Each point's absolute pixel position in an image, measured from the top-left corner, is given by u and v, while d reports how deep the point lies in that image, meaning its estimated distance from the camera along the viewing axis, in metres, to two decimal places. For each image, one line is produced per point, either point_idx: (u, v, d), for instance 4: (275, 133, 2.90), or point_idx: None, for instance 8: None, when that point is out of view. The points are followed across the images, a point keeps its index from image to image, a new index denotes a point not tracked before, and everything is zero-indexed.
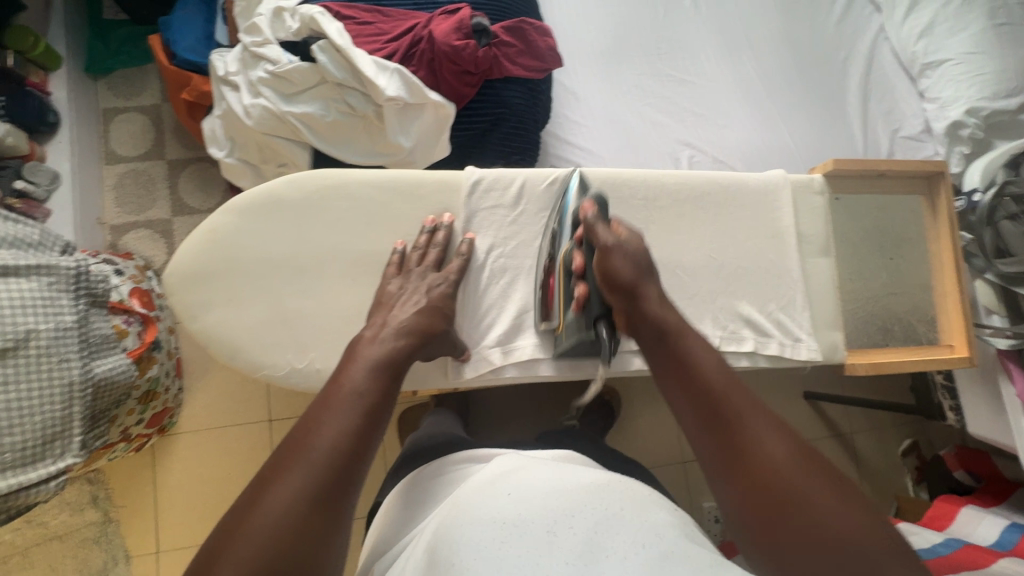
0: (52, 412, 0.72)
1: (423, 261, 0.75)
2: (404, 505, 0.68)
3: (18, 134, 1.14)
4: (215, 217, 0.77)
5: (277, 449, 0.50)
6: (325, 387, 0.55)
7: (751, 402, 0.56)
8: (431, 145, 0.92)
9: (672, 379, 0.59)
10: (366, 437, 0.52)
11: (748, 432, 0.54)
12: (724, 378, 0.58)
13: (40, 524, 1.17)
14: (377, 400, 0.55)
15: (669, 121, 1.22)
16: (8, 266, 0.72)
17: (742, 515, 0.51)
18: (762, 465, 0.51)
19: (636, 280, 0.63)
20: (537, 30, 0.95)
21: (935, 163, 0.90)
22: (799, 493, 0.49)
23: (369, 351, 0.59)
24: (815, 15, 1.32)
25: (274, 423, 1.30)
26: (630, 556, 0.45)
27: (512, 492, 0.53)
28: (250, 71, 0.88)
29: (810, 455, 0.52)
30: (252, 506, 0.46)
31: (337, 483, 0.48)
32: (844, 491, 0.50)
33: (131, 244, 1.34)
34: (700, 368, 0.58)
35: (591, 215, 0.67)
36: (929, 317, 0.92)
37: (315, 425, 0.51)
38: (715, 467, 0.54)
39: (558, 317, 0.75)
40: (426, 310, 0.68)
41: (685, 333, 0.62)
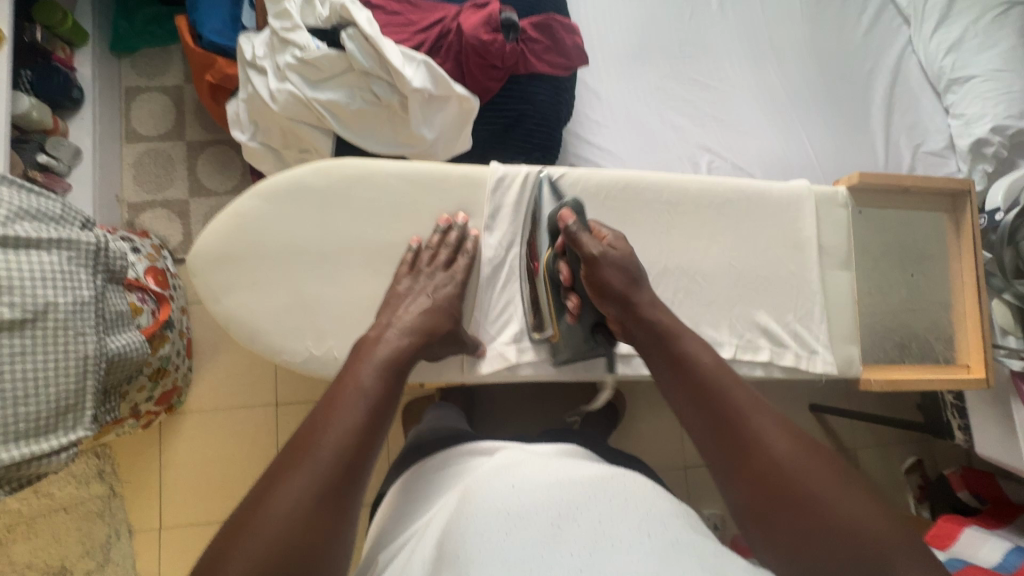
0: (66, 385, 0.73)
1: (434, 260, 0.76)
2: (408, 496, 0.69)
3: (42, 108, 1.15)
4: (241, 201, 0.77)
5: (282, 449, 0.51)
6: (331, 388, 0.56)
7: (749, 395, 0.58)
8: (453, 138, 0.92)
9: (674, 376, 0.62)
10: (372, 431, 0.53)
11: (752, 432, 0.54)
12: (723, 373, 0.60)
13: (46, 495, 1.20)
14: (382, 399, 0.55)
15: (691, 125, 1.21)
16: (30, 239, 0.72)
17: (753, 516, 0.51)
18: (769, 464, 0.52)
19: (629, 290, 0.70)
20: (565, 27, 0.95)
21: (962, 180, 0.89)
22: (808, 488, 0.50)
23: (376, 351, 0.60)
24: (842, 25, 1.30)
25: (281, 407, 1.31)
26: (637, 544, 0.44)
27: (516, 483, 0.54)
28: (277, 56, 0.88)
29: (817, 449, 0.53)
30: (263, 500, 0.47)
31: (345, 475, 0.49)
32: (853, 482, 0.51)
33: (148, 223, 1.35)
34: (700, 363, 0.61)
35: (573, 226, 0.72)
36: (947, 336, 0.92)
37: (321, 423, 0.52)
38: (723, 471, 0.54)
39: (551, 327, 0.77)
40: (431, 310, 0.69)
41: (686, 342, 0.64)
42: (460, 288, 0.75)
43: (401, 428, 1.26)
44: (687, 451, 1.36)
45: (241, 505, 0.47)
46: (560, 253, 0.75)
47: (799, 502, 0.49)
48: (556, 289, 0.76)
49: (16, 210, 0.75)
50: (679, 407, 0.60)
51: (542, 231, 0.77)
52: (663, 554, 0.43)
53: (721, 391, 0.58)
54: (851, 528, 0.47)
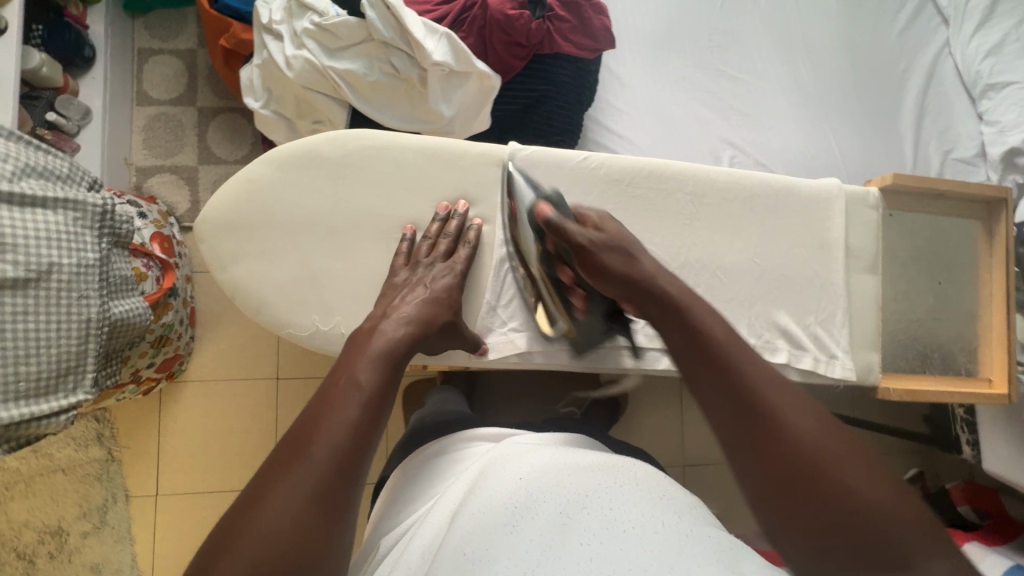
0: (67, 346, 0.72)
1: (434, 251, 0.74)
2: (411, 479, 0.68)
3: (53, 65, 1.13)
4: (252, 167, 0.75)
5: (276, 447, 0.48)
6: (324, 384, 0.53)
7: (773, 376, 0.51)
8: (471, 117, 0.89)
9: (689, 352, 0.54)
10: (370, 429, 0.50)
11: (778, 420, 0.48)
12: (745, 350, 0.53)
13: (45, 456, 1.19)
14: (377, 394, 0.53)
15: (714, 117, 1.17)
16: (35, 196, 0.71)
17: (781, 514, 0.46)
18: (800, 457, 0.46)
19: (628, 268, 0.63)
20: (593, 8, 0.91)
21: (999, 188, 0.87)
22: (837, 480, 0.45)
23: (373, 344, 0.57)
24: (878, 22, 1.26)
25: (282, 381, 1.30)
26: (650, 531, 0.42)
27: (523, 475, 0.52)
28: (295, 21, 0.85)
29: (846, 434, 0.47)
30: (257, 501, 0.45)
31: (342, 476, 0.47)
32: (881, 469, 0.46)
33: (156, 188, 1.33)
34: (719, 341, 0.53)
35: (555, 218, 0.67)
36: (969, 348, 0.90)
37: (314, 423, 0.49)
38: (743, 463, 0.48)
39: (563, 323, 0.75)
40: (429, 301, 0.67)
41: (699, 315, 0.57)
42: (460, 279, 0.73)
43: (402, 409, 1.25)
44: (688, 449, 1.35)
45: (237, 500, 0.46)
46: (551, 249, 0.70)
47: (829, 499, 0.44)
48: (553, 282, 0.72)
49: (23, 166, 0.73)
50: (695, 388, 0.53)
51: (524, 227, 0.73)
52: (678, 541, 0.41)
53: (740, 371, 0.51)
54: (885, 528, 0.43)
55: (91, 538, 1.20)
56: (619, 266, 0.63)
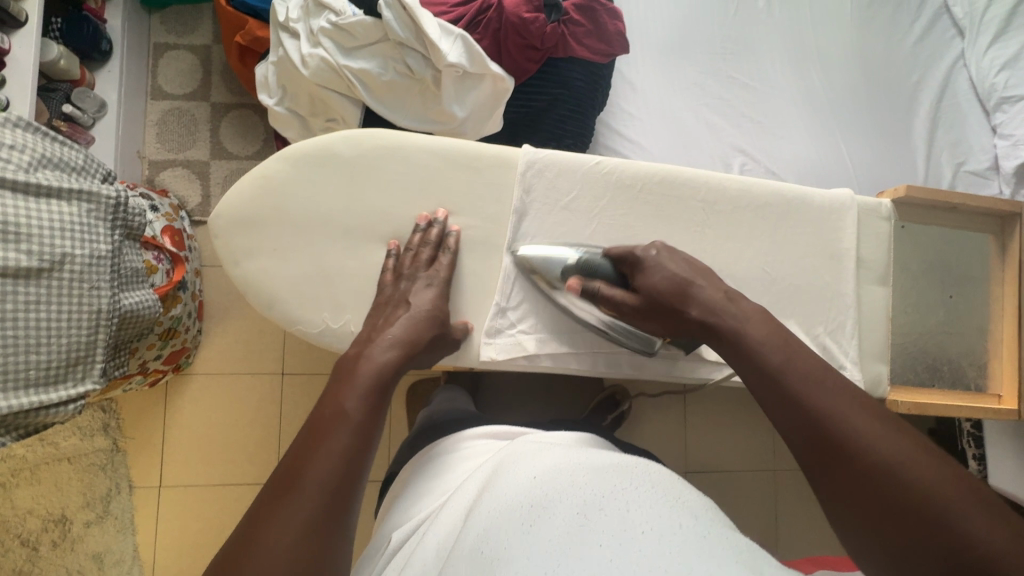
0: (77, 336, 0.73)
1: (416, 261, 0.73)
2: (426, 476, 0.68)
3: (70, 58, 1.14)
4: (268, 164, 0.75)
5: (267, 484, 0.49)
6: (311, 417, 0.53)
7: (830, 384, 0.55)
8: (484, 118, 0.89)
9: (748, 367, 0.60)
10: (359, 458, 0.51)
11: (836, 414, 0.52)
12: (800, 360, 0.58)
13: (50, 444, 1.20)
14: (367, 421, 0.53)
15: (726, 124, 1.17)
16: (51, 187, 0.72)
17: (846, 500, 0.50)
18: (857, 445, 0.50)
19: (684, 290, 0.68)
20: (608, 13, 0.91)
21: (1013, 203, 0.87)
22: (894, 464, 0.48)
23: (360, 370, 0.58)
24: (892, 33, 1.25)
25: (287, 376, 1.30)
26: (667, 533, 0.42)
27: (537, 474, 0.52)
28: (312, 20, 0.85)
29: (902, 428, 0.51)
30: (256, 534, 0.45)
31: (336, 508, 0.48)
32: (937, 457, 0.49)
33: (167, 181, 1.34)
34: (774, 355, 0.59)
35: (589, 285, 0.73)
36: (980, 362, 0.89)
37: (303, 461, 0.49)
38: (806, 455, 0.53)
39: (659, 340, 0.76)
40: (413, 319, 0.67)
41: (751, 331, 0.62)
42: (442, 288, 0.73)
43: (406, 408, 1.25)
44: (691, 456, 1.34)
45: (234, 535, 0.46)
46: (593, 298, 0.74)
47: (886, 480, 0.48)
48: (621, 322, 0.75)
49: (39, 157, 0.74)
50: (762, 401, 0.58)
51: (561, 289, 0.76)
52: (696, 541, 0.42)
53: (795, 369, 0.57)
54: (945, 507, 0.45)
55: (94, 527, 1.21)
56: (669, 308, 0.69)
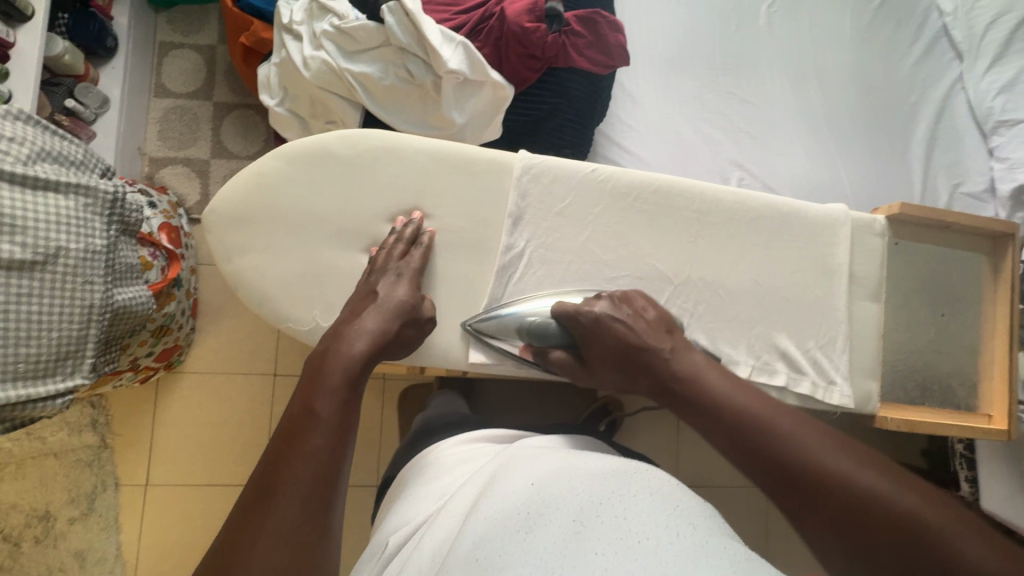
0: (68, 329, 0.72)
1: (391, 256, 0.72)
2: (424, 480, 0.68)
3: (75, 53, 1.15)
4: (264, 163, 0.75)
5: (244, 496, 0.47)
6: (282, 422, 0.51)
7: (795, 422, 0.54)
8: (483, 125, 0.90)
9: (710, 413, 0.58)
10: (336, 462, 0.48)
11: (801, 455, 0.51)
12: (762, 404, 0.56)
13: (37, 439, 1.19)
14: (343, 419, 0.51)
15: (724, 139, 1.18)
16: (48, 180, 0.72)
17: (826, 539, 0.48)
18: (827, 483, 0.49)
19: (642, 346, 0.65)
20: (610, 24, 0.92)
21: (1006, 224, 0.87)
22: (863, 495, 0.48)
23: (328, 367, 0.55)
24: (891, 54, 1.27)
25: (279, 377, 1.30)
26: (665, 542, 0.41)
27: (536, 481, 0.51)
28: (315, 23, 0.86)
29: (862, 453, 0.51)
30: (246, 536, 0.44)
31: (321, 507, 0.47)
32: (901, 477, 0.49)
33: (167, 179, 1.34)
34: (732, 401, 0.57)
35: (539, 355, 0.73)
36: (970, 382, 0.89)
37: (281, 467, 0.47)
38: (787, 498, 0.51)
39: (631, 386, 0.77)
40: (382, 314, 0.64)
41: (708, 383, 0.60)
42: (417, 278, 0.71)
43: (397, 412, 1.24)
44: (682, 470, 1.33)
45: (212, 554, 0.44)
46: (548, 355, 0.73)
47: (860, 514, 0.47)
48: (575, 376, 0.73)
49: (38, 150, 0.74)
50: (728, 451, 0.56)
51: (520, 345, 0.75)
52: (693, 551, 0.41)
53: (754, 418, 0.55)
54: (922, 532, 0.45)
55: (77, 525, 1.19)
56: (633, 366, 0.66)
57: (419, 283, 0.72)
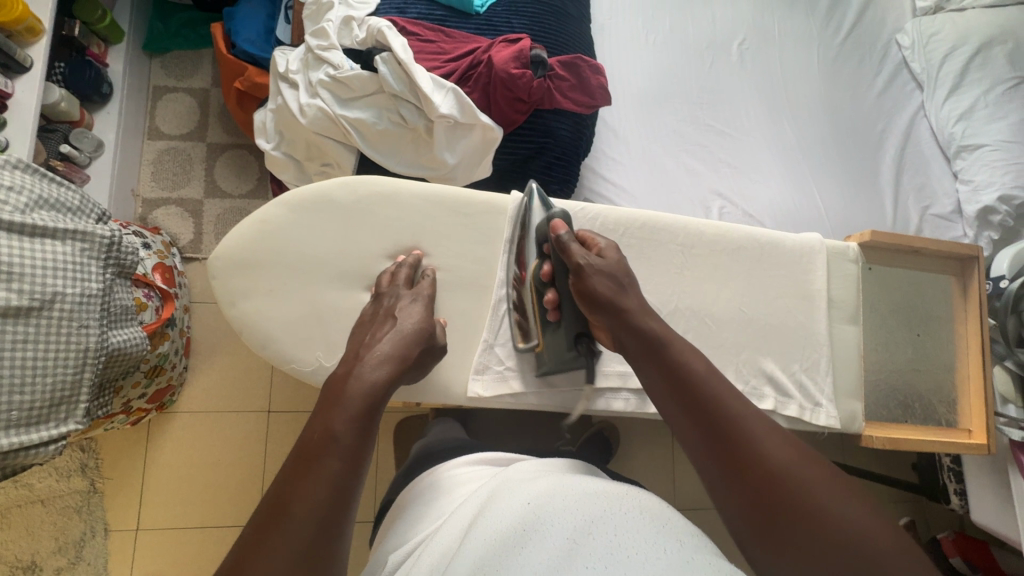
0: (63, 376, 0.73)
1: (394, 280, 0.74)
2: (422, 501, 0.69)
3: (70, 100, 1.18)
4: (268, 210, 0.78)
5: (256, 512, 0.48)
6: (299, 441, 0.51)
7: (744, 407, 0.56)
8: (474, 164, 0.93)
9: (668, 379, 0.60)
10: (347, 489, 0.49)
11: (745, 437, 0.54)
12: (714, 381, 0.59)
13: (25, 486, 1.17)
14: (358, 445, 0.51)
15: (705, 169, 1.23)
16: (46, 228, 0.73)
17: (734, 503, 0.52)
18: (750, 455, 0.52)
19: (620, 285, 0.68)
20: (591, 68, 0.97)
21: (970, 247, 0.92)
22: (811, 500, 0.48)
23: (348, 391, 0.54)
24: (857, 85, 1.34)
25: (273, 413, 1.29)
26: (652, 558, 0.43)
27: (531, 499, 0.53)
28: (311, 72, 0.90)
29: (816, 460, 0.52)
30: (251, 555, 0.45)
31: (325, 533, 0.47)
32: (852, 492, 0.50)
33: (160, 219, 1.35)
34: (692, 371, 0.60)
35: (564, 234, 0.71)
36: (949, 399, 0.93)
37: (293, 487, 0.48)
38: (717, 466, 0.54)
39: (537, 336, 0.77)
40: (402, 337, 0.63)
41: (678, 348, 0.62)
42: (427, 303, 0.71)
43: (393, 445, 1.24)
44: (678, 493, 1.34)
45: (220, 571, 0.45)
46: (545, 257, 0.74)
47: (805, 517, 0.48)
48: (537, 293, 0.74)
49: (36, 198, 0.76)
50: (675, 416, 0.59)
51: (530, 240, 0.76)
52: (679, 566, 0.42)
53: (713, 389, 0.58)
54: (834, 528, 0.47)
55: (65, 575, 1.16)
56: (602, 291, 0.67)
57: (432, 308, 0.72)
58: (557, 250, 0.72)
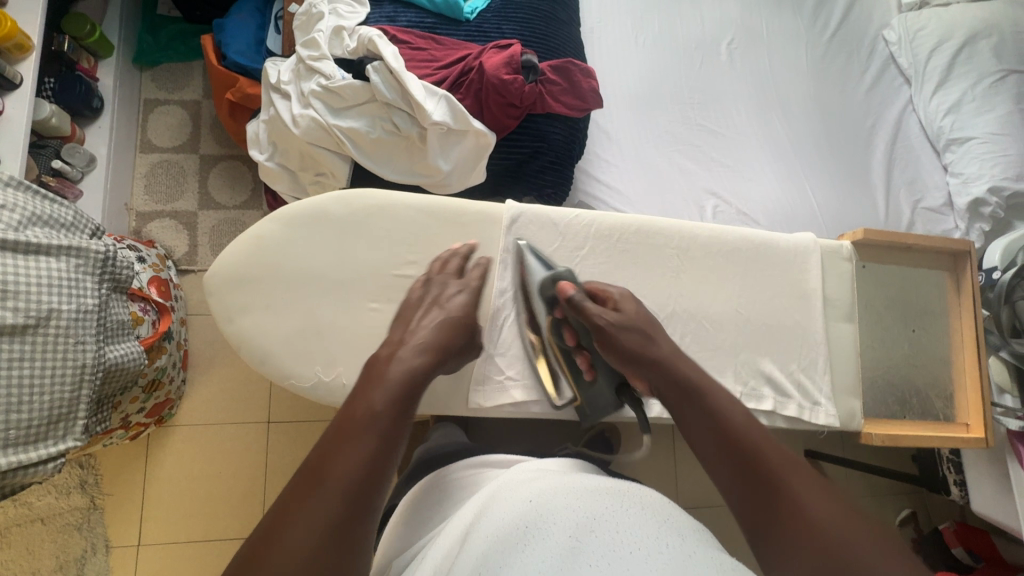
0: (60, 393, 0.72)
1: (446, 268, 0.75)
2: (424, 507, 0.70)
3: (62, 116, 1.17)
4: (262, 226, 0.78)
5: (290, 481, 0.48)
6: (338, 415, 0.53)
7: (789, 461, 0.54)
8: (468, 170, 0.93)
9: (707, 430, 0.59)
10: (382, 463, 0.50)
11: (785, 490, 0.52)
12: (755, 432, 0.57)
13: (24, 504, 1.16)
14: (397, 422, 0.53)
15: (698, 169, 1.24)
16: (40, 245, 0.73)
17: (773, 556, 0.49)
18: (790, 508, 0.50)
19: (646, 345, 0.69)
20: (582, 72, 0.98)
21: (962, 241, 0.93)
22: (828, 541, 0.47)
23: (390, 372, 0.56)
24: (846, 81, 1.35)
25: (273, 424, 1.29)
26: (655, 553, 0.43)
27: (532, 497, 0.54)
28: (303, 82, 0.91)
29: (864, 521, 0.48)
30: (283, 523, 0.45)
31: (358, 505, 0.47)
32: (865, 523, 0.48)
33: (154, 232, 1.35)
34: (730, 421, 0.59)
35: (574, 296, 0.73)
36: (946, 393, 0.93)
37: (328, 458, 0.49)
38: (755, 517, 0.52)
39: (572, 392, 0.79)
40: (445, 325, 0.65)
41: (716, 398, 0.62)
42: (473, 294, 0.71)
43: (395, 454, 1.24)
44: (681, 493, 1.35)
45: (249, 541, 0.45)
46: (562, 320, 0.77)
47: (805, 540, 0.48)
48: (567, 355, 0.78)
49: (29, 215, 0.76)
50: (712, 466, 0.58)
51: (536, 299, 0.78)
52: (682, 560, 0.42)
53: (754, 442, 0.56)
54: None
55: None
56: (634, 345, 0.69)
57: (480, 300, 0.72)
58: (571, 313, 0.74)
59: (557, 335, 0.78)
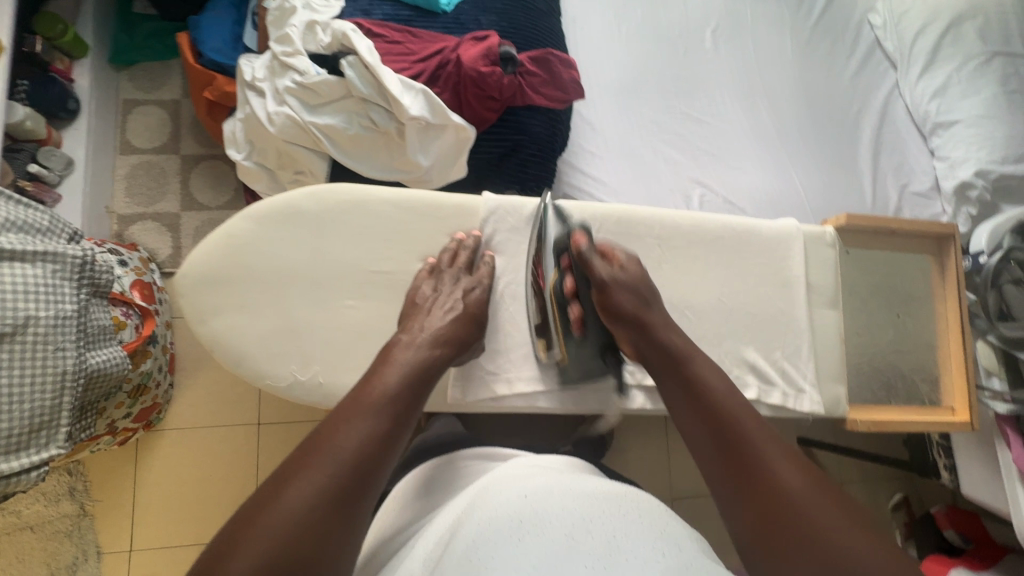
0: (41, 400, 0.71)
1: (455, 260, 0.76)
2: (408, 501, 0.69)
3: (36, 118, 1.15)
4: (236, 225, 0.76)
5: (298, 445, 0.48)
6: (353, 388, 0.54)
7: (771, 439, 0.55)
8: (448, 165, 0.92)
9: (691, 401, 0.60)
10: (390, 439, 0.50)
11: (764, 464, 0.52)
12: (740, 409, 0.58)
13: (12, 513, 1.15)
14: (410, 403, 0.54)
15: (684, 159, 1.23)
16: (15, 251, 0.71)
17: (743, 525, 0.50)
18: (766, 482, 0.51)
19: (641, 312, 0.69)
20: (561, 61, 0.96)
21: (947, 225, 0.93)
22: (803, 516, 0.48)
23: (403, 354, 0.58)
24: (832, 66, 1.34)
25: (263, 426, 1.28)
26: (652, 560, 0.42)
27: (526, 494, 0.53)
28: (277, 79, 0.89)
29: (844, 509, 0.48)
30: (285, 486, 0.45)
31: (362, 475, 0.47)
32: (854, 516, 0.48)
33: (137, 235, 1.33)
34: (716, 395, 0.59)
35: (585, 249, 0.70)
36: (932, 377, 0.93)
37: (335, 425, 0.49)
38: (728, 486, 0.53)
39: (558, 348, 0.74)
40: (463, 319, 0.67)
41: (699, 367, 0.63)
42: (488, 291, 0.74)
43: None
44: (674, 483, 1.35)
45: (245, 502, 0.45)
46: (565, 270, 0.72)
47: (774, 504, 0.49)
48: (559, 308, 0.72)
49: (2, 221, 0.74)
50: (692, 434, 0.59)
51: (546, 252, 0.74)
52: (679, 568, 0.42)
53: (737, 417, 0.57)
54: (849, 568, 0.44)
55: None
56: (634, 304, 0.69)
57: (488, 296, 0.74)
58: (579, 263, 0.70)
59: (555, 284, 0.72)
